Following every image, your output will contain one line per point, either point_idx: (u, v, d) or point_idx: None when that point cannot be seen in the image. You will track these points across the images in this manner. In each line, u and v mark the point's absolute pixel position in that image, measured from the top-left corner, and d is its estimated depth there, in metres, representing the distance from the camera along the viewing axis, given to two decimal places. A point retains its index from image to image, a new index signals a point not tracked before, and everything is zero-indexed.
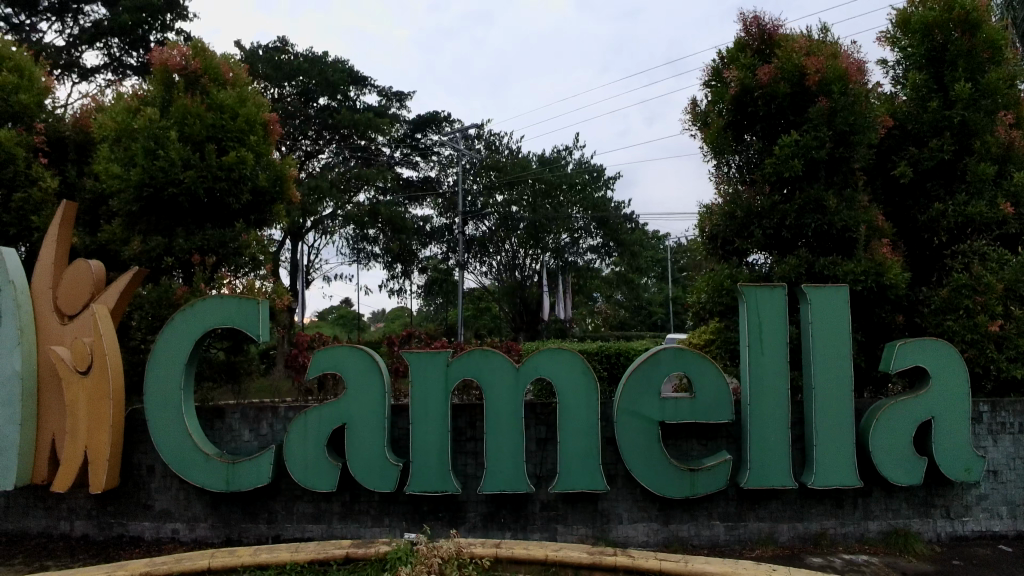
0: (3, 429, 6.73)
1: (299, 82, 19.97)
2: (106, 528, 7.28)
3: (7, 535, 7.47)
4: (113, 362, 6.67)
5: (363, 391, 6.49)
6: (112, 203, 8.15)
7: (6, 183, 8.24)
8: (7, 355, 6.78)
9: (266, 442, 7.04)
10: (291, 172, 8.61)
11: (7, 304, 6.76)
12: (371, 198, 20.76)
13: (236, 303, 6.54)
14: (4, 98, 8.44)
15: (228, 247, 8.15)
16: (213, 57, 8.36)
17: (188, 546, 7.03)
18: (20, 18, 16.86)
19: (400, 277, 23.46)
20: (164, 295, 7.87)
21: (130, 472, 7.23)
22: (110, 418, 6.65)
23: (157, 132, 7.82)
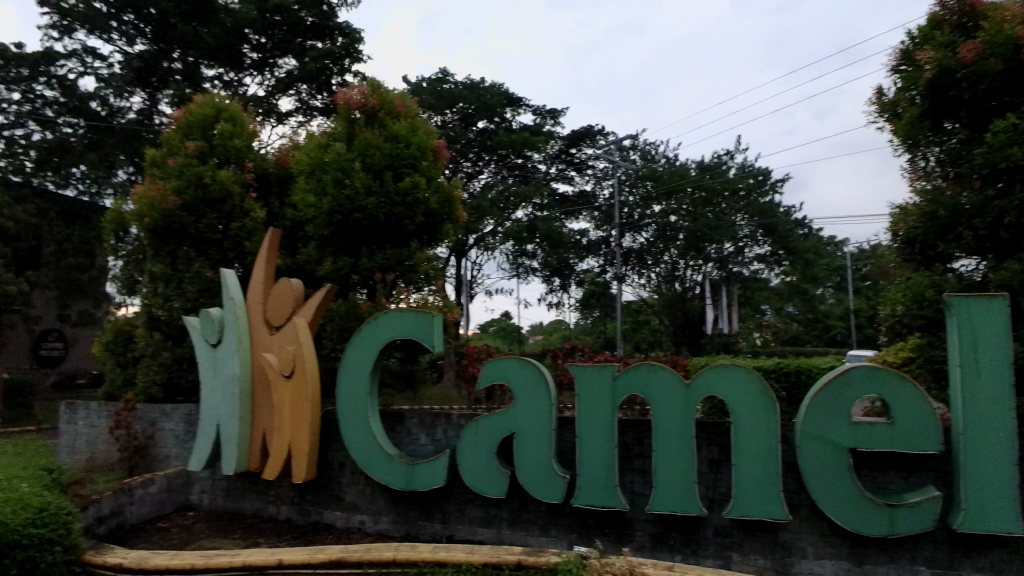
0: (226, 423, 7.89)
1: (459, 109, 21.21)
2: (305, 515, 8.20)
3: (230, 514, 8.72)
4: (312, 368, 7.51)
5: (532, 403, 6.65)
6: (308, 228, 9.15)
7: (226, 215, 9.69)
8: (229, 360, 7.95)
9: (441, 447, 7.47)
10: (458, 193, 9.19)
11: (230, 316, 7.96)
12: (529, 214, 21.38)
13: (414, 316, 7.04)
14: (224, 143, 9.84)
15: (404, 264, 8.90)
16: (389, 92, 9.20)
17: (373, 537, 7.69)
18: (232, 75, 19.88)
19: (558, 291, 23.86)
20: (351, 309, 8.78)
21: (325, 467, 8.08)
22: (309, 419, 7.49)
23: (344, 164, 8.70)
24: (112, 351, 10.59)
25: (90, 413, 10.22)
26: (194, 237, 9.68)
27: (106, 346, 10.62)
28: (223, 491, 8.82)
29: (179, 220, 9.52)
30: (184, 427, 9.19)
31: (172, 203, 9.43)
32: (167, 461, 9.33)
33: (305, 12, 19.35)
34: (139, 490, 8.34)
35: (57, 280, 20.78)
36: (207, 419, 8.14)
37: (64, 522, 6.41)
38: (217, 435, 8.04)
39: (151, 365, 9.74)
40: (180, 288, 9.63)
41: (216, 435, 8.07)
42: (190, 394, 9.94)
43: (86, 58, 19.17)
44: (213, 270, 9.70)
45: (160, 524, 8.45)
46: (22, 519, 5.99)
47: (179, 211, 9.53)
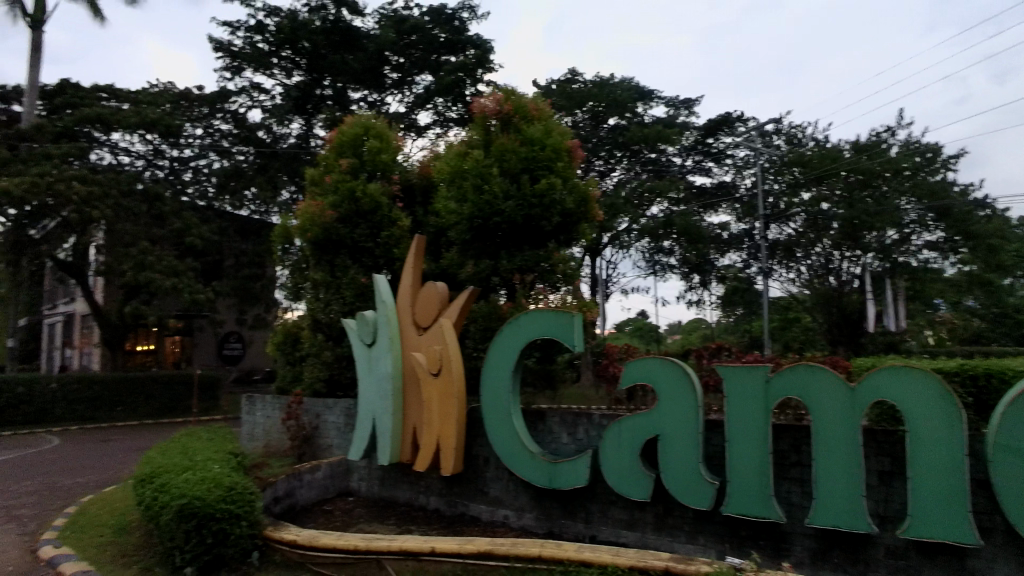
0: (381, 417, 8.49)
1: (590, 108, 21.09)
2: (453, 506, 8.62)
3: (384, 500, 9.38)
4: (457, 367, 7.84)
5: (676, 404, 6.46)
6: (450, 234, 9.53)
7: (376, 225, 10.44)
8: (383, 358, 8.56)
9: (583, 446, 7.54)
10: (593, 192, 9.27)
11: (383, 317, 8.59)
12: (665, 210, 20.78)
13: (554, 315, 7.13)
14: (373, 158, 10.63)
15: (543, 265, 9.10)
16: (522, 98, 9.46)
17: (517, 532, 7.89)
18: (375, 96, 21.20)
19: (698, 288, 23.04)
20: (492, 310, 9.15)
21: (471, 461, 8.45)
22: (455, 415, 7.82)
23: (482, 170, 8.98)
24: (282, 350, 11.85)
25: (266, 405, 11.53)
26: (349, 246, 10.52)
27: (278, 346, 11.90)
28: (378, 480, 9.51)
29: (336, 231, 10.42)
30: (344, 419, 10.05)
31: (330, 217, 10.35)
32: (330, 449, 10.23)
33: (438, 30, 20.61)
34: (308, 475, 9.26)
35: (235, 288, 23.74)
36: (365, 413, 8.82)
37: (249, 500, 7.30)
38: (373, 428, 8.68)
39: (315, 363, 10.80)
40: (339, 293, 10.55)
41: (373, 428, 8.72)
42: (349, 389, 10.88)
43: (252, 93, 21.70)
44: (366, 276, 10.52)
45: (326, 506, 9.33)
46: (216, 495, 6.95)
47: (336, 223, 10.42)
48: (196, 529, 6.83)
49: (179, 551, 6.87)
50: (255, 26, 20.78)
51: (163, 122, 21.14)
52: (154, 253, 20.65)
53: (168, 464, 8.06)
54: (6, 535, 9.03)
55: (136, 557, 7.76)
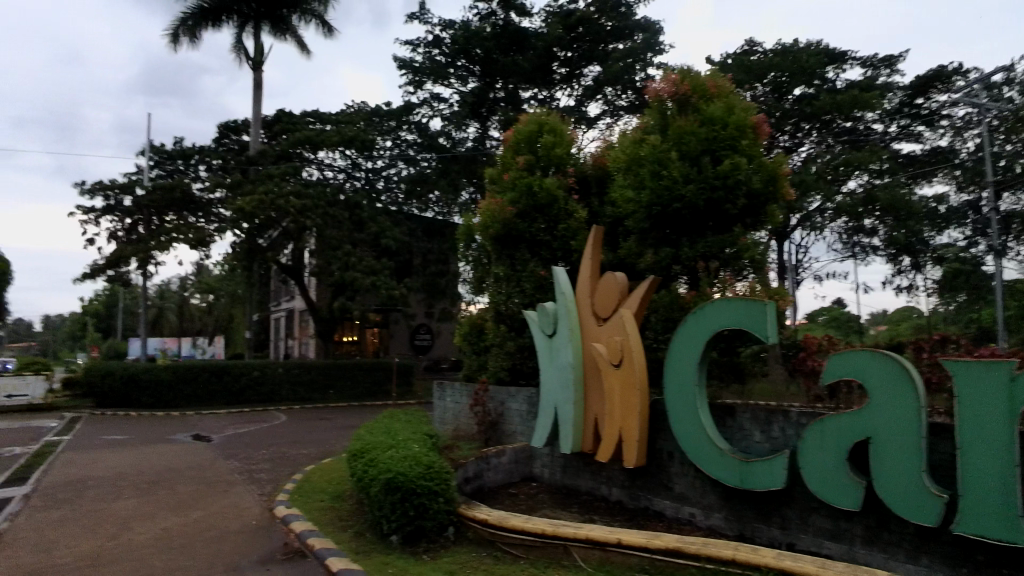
0: (563, 407, 8.65)
1: (771, 79, 19.28)
2: (636, 499, 8.54)
3: (567, 488, 9.57)
4: (639, 359, 7.68)
5: (892, 403, 5.72)
6: (627, 223, 9.40)
7: (553, 218, 10.67)
8: (564, 349, 8.72)
9: (778, 446, 7.01)
10: (783, 169, 8.67)
11: (563, 309, 8.76)
12: (864, 184, 18.57)
13: (743, 304, 6.71)
14: (548, 153, 10.87)
15: (727, 251, 8.67)
16: (700, 76, 9.12)
17: (705, 532, 7.59)
18: (545, 93, 21.67)
19: (908, 273, 20.19)
20: (674, 299, 8.97)
21: (654, 456, 8.30)
22: (637, 407, 7.69)
23: (660, 155, 8.72)
24: (468, 341, 12.61)
25: (455, 392, 12.39)
26: (528, 240, 10.87)
27: (464, 337, 12.70)
28: (560, 467, 9.73)
29: (515, 226, 10.82)
30: (527, 408, 10.43)
31: (510, 213, 10.77)
32: (514, 435, 10.71)
33: (605, 19, 20.62)
34: (494, 459, 9.79)
35: (424, 285, 26.09)
36: (547, 402, 9.06)
37: (445, 478, 7.85)
38: (555, 417, 8.88)
39: (500, 353, 11.37)
40: (519, 285, 10.96)
41: (555, 417, 8.93)
42: (531, 378, 11.27)
43: (433, 103, 23.40)
44: (545, 268, 10.78)
45: (513, 489, 9.79)
46: (417, 472, 7.58)
47: (515, 218, 10.82)
48: (400, 502, 7.54)
49: (386, 520, 7.65)
50: (433, 41, 22.39)
51: (358, 139, 23.72)
52: (355, 254, 23.31)
53: (374, 441, 9.00)
54: (253, 494, 10.82)
55: (350, 522, 8.81)
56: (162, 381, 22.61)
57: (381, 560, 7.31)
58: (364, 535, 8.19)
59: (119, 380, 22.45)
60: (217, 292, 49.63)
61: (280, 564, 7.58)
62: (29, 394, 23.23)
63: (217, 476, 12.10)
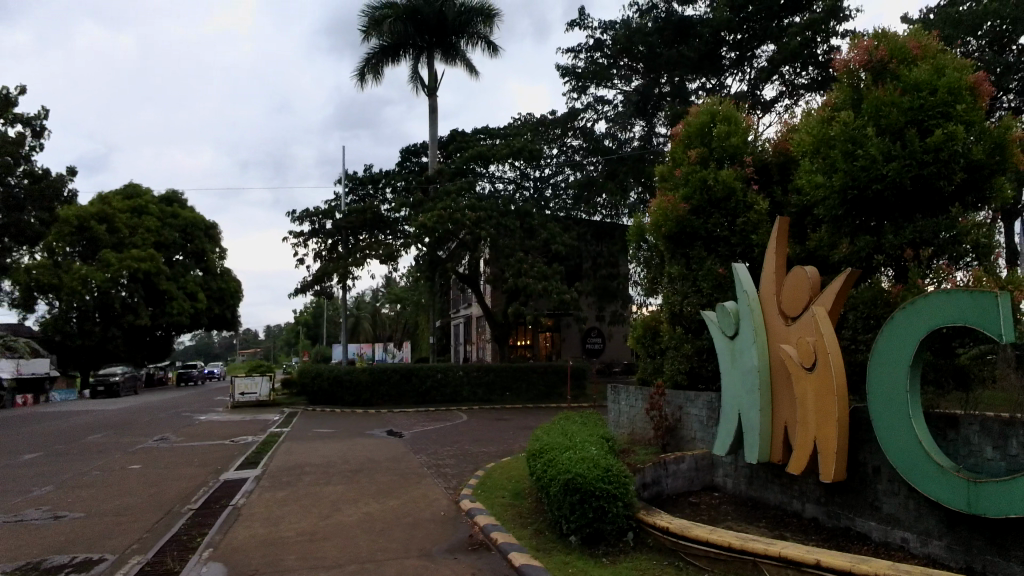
0: (749, 412, 8.09)
1: (989, 30, 16.49)
2: (834, 518, 7.70)
3: (753, 501, 8.93)
4: (835, 360, 6.90)
5: None
6: (817, 211, 8.55)
7: (731, 212, 10.11)
8: (748, 350, 8.16)
9: (1019, 466, 5.88)
10: (1015, 134, 7.32)
11: (745, 308, 8.22)
12: None
13: (971, 298, 5.73)
14: (722, 144, 10.31)
15: (943, 236, 7.51)
16: (899, 38, 8.07)
17: (922, 561, 6.60)
18: (714, 81, 20.74)
19: None
20: (878, 294, 7.97)
21: (856, 470, 7.43)
22: (836, 414, 6.92)
23: (854, 133, 7.82)
24: (643, 343, 12.29)
25: (630, 395, 12.21)
26: (704, 237, 10.38)
27: (638, 340, 12.44)
28: (745, 478, 9.12)
29: (690, 223, 10.36)
30: (706, 414, 9.93)
31: (683, 210, 10.36)
32: (693, 442, 10.27)
33: None
34: (673, 465, 9.46)
35: (595, 287, 26.18)
36: (729, 406, 8.54)
37: (623, 482, 7.75)
38: (740, 424, 8.32)
39: (676, 356, 10.99)
40: (695, 285, 10.48)
41: (739, 423, 8.36)
42: (711, 382, 10.73)
43: (597, 107, 23.47)
44: (723, 266, 10.21)
45: (692, 497, 9.39)
46: (594, 474, 7.58)
47: (689, 215, 10.39)
48: (579, 503, 7.61)
49: (566, 520, 7.76)
50: (594, 44, 22.52)
51: (526, 149, 24.58)
52: (526, 261, 24.18)
53: (552, 442, 9.22)
54: (440, 487, 11.66)
55: (529, 519, 9.09)
56: (361, 382, 25.34)
57: (561, 559, 7.43)
58: (544, 533, 8.41)
59: (327, 381, 25.62)
60: (404, 301, 54.56)
61: (465, 553, 8.07)
62: (258, 393, 27.47)
63: (409, 469, 13.25)
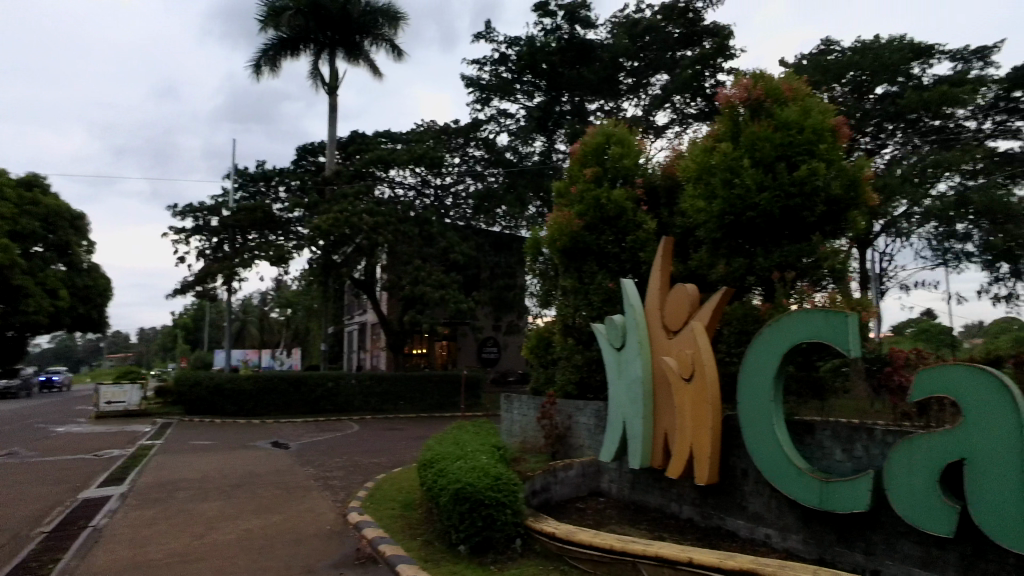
0: (633, 420, 8.50)
1: (851, 79, 18.46)
2: (707, 518, 8.27)
3: (636, 505, 9.37)
4: (711, 372, 7.44)
5: (994, 423, 5.27)
6: (698, 233, 9.22)
7: (621, 230, 10.59)
8: (633, 361, 8.59)
9: (862, 467, 6.63)
10: (866, 173, 8.30)
11: (632, 321, 8.67)
12: (956, 186, 17.33)
13: (825, 316, 6.39)
14: (616, 164, 10.84)
15: (805, 261, 8.35)
16: (773, 80, 8.89)
17: (781, 554, 7.24)
18: (611, 104, 21.62)
19: (1008, 281, 18.31)
20: (749, 312, 8.70)
21: (727, 473, 8.03)
22: (710, 422, 7.45)
23: (732, 163, 8.54)
24: (536, 353, 12.60)
25: (522, 404, 12.43)
26: (596, 253, 10.83)
27: (531, 350, 12.72)
28: (629, 483, 9.55)
29: (583, 238, 10.77)
30: (594, 422, 10.33)
31: (577, 225, 10.75)
32: (581, 449, 10.62)
33: (672, 26, 20.59)
34: (562, 472, 9.73)
35: (492, 298, 26.43)
36: (615, 415, 8.93)
37: (513, 490, 7.86)
38: (624, 432, 8.73)
39: (568, 365, 11.36)
40: (587, 298, 10.93)
41: (624, 431, 8.76)
42: (599, 392, 11.17)
43: (500, 119, 23.82)
44: (613, 281, 10.71)
45: (580, 503, 9.69)
46: (485, 483, 7.64)
47: (583, 231, 10.80)
48: (469, 512, 7.62)
49: (455, 529, 7.74)
50: (499, 58, 22.92)
51: (428, 156, 24.42)
52: (425, 268, 24.00)
53: (444, 451, 9.17)
54: (328, 500, 11.21)
55: (420, 530, 8.97)
56: (245, 391, 23.83)
57: (449, 569, 7.40)
58: (433, 543, 8.32)
59: (206, 389, 23.86)
60: (294, 306, 51.92)
61: (354, 567, 7.80)
62: (126, 402, 25.05)
63: (295, 482, 12.62)
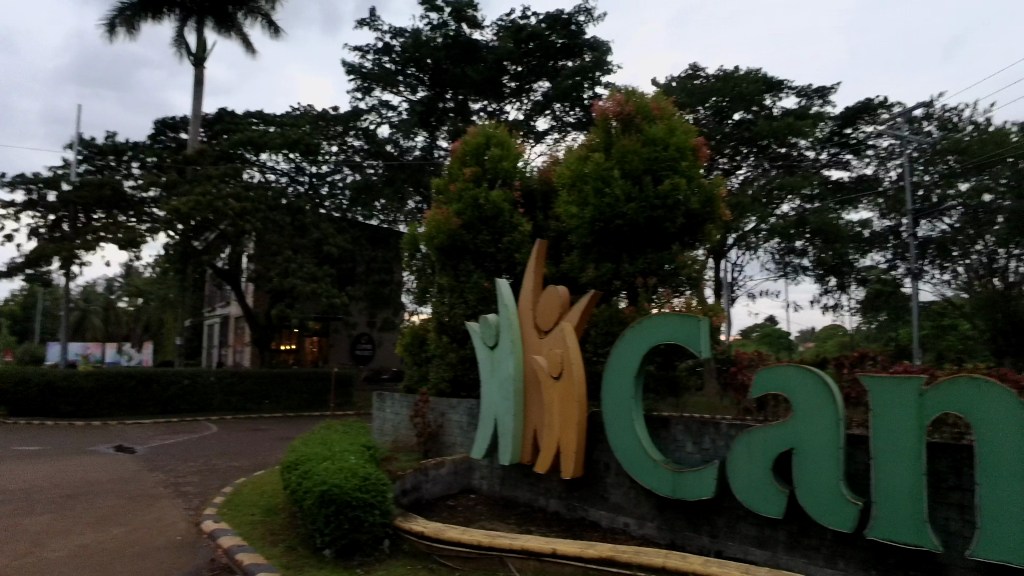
0: (505, 418, 8.68)
1: (712, 104, 20.20)
2: (572, 510, 8.64)
3: (505, 500, 9.58)
4: (578, 371, 7.79)
5: (817, 416, 5.99)
6: (571, 238, 9.61)
7: (498, 231, 10.74)
8: (506, 360, 8.75)
9: (709, 457, 7.27)
10: (720, 191, 9.05)
11: (506, 321, 8.82)
12: (797, 208, 19.37)
13: (681, 319, 6.92)
14: (495, 166, 10.98)
15: (666, 268, 8.98)
16: (644, 97, 9.42)
17: (638, 541, 7.75)
18: (494, 105, 21.87)
19: (834, 292, 20.91)
20: (614, 314, 9.22)
21: (591, 467, 8.44)
22: (576, 419, 7.80)
23: (604, 173, 9.00)
24: (410, 351, 12.47)
25: (395, 402, 12.23)
26: (473, 252, 10.92)
27: (406, 347, 12.57)
28: (499, 479, 9.73)
29: (461, 238, 10.81)
30: (467, 419, 10.41)
31: (455, 224, 10.77)
32: (454, 447, 10.66)
33: (556, 36, 21.01)
34: (433, 471, 9.68)
35: (368, 293, 25.71)
36: (487, 413, 9.05)
37: (381, 490, 7.71)
38: (495, 430, 8.88)
39: (442, 363, 11.35)
40: (463, 297, 11.01)
41: (495, 429, 8.91)
42: (472, 390, 11.26)
43: (381, 111, 23.22)
44: (488, 280, 10.85)
45: (450, 501, 9.70)
46: (352, 484, 7.43)
47: (461, 230, 10.83)
48: (334, 515, 7.36)
49: (320, 533, 7.45)
50: (383, 48, 22.32)
51: (303, 142, 23.22)
52: (295, 260, 22.82)
53: (310, 452, 8.78)
54: (179, 508, 10.32)
55: (282, 536, 8.52)
56: (83, 389, 21.27)
57: None
58: (297, 549, 7.94)
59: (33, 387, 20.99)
60: (144, 295, 47.03)
61: None
62: None
63: (140, 490, 11.48)
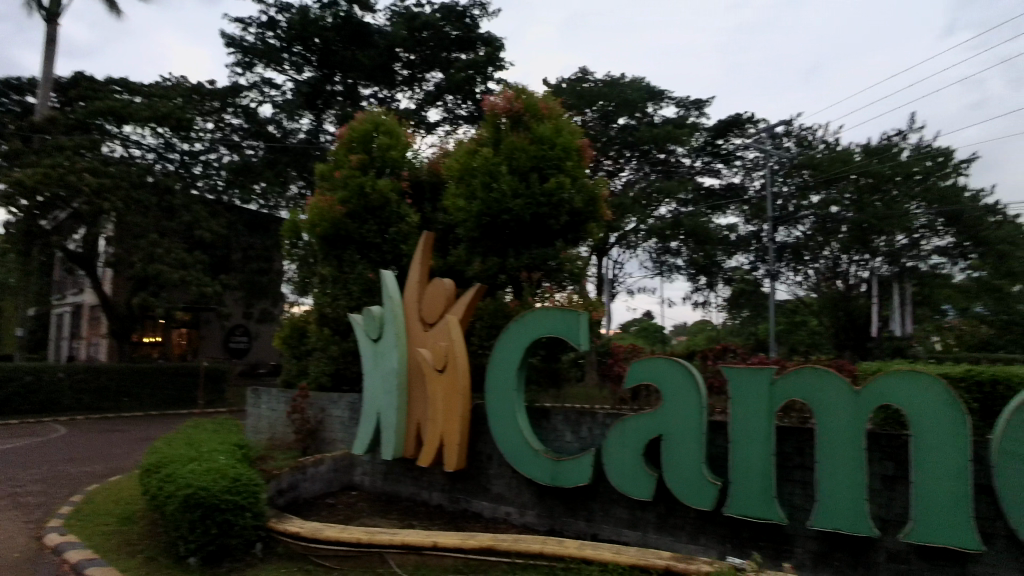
0: (387, 412, 8.53)
1: (599, 107, 21.05)
2: (455, 502, 8.68)
3: (387, 495, 9.43)
4: (463, 363, 7.84)
5: (683, 404, 6.43)
6: (458, 231, 9.62)
7: (384, 221, 10.49)
8: (389, 353, 8.60)
9: (586, 445, 7.57)
10: (602, 192, 9.39)
11: (390, 313, 8.65)
12: (674, 210, 20.61)
13: (562, 314, 7.14)
14: (382, 155, 10.71)
15: (550, 264, 9.19)
16: (534, 96, 9.52)
17: (518, 529, 7.93)
18: (386, 92, 21.39)
19: (704, 290, 22.53)
20: (499, 307, 9.36)
21: (474, 458, 8.51)
22: (460, 412, 7.84)
23: (492, 167, 9.09)
24: (289, 344, 11.91)
25: (271, 398, 11.62)
26: (358, 242, 10.61)
27: (284, 340, 11.99)
28: (381, 474, 9.56)
29: (345, 227, 10.49)
30: (349, 414, 10.12)
31: (339, 212, 10.42)
32: (334, 443, 10.31)
33: (450, 27, 20.67)
34: (312, 468, 9.30)
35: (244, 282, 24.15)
36: (369, 407, 8.85)
37: (254, 491, 7.30)
38: (377, 424, 8.71)
39: (322, 357, 10.93)
40: (346, 288, 10.69)
41: (377, 423, 8.73)
42: (354, 384, 10.94)
43: (263, 89, 21.87)
44: (373, 271, 10.59)
45: (330, 499, 9.38)
46: (221, 486, 6.98)
47: (345, 218, 10.50)
48: (200, 520, 6.87)
49: (183, 540, 6.93)
50: (266, 22, 21.00)
51: (174, 116, 21.33)
52: (162, 244, 20.98)
53: (173, 453, 8.12)
54: (14, 520, 9.17)
55: (140, 546, 7.81)
56: None
57: None
58: (156, 558, 7.33)
59: None
60: None
61: None
62: None
63: None
